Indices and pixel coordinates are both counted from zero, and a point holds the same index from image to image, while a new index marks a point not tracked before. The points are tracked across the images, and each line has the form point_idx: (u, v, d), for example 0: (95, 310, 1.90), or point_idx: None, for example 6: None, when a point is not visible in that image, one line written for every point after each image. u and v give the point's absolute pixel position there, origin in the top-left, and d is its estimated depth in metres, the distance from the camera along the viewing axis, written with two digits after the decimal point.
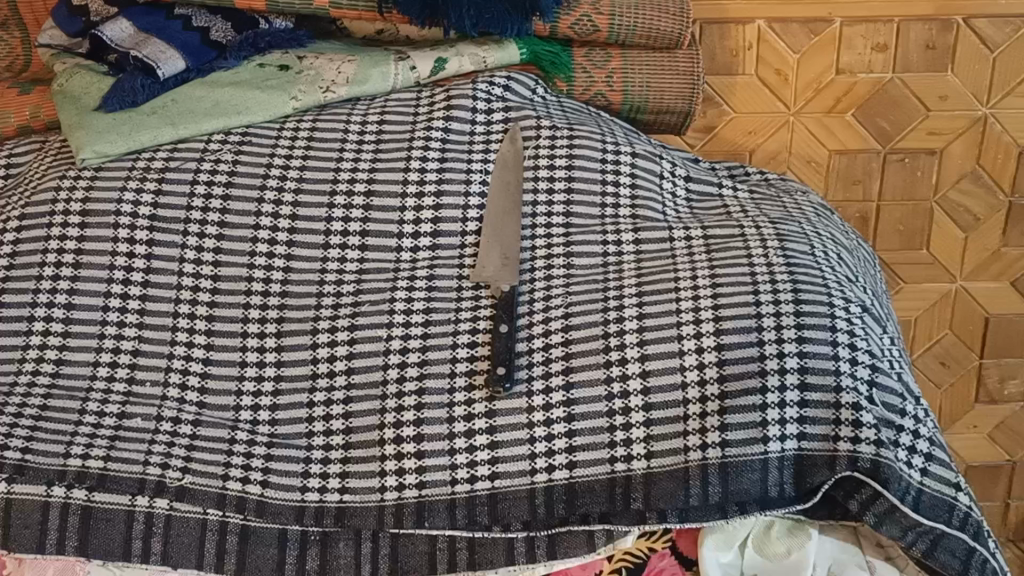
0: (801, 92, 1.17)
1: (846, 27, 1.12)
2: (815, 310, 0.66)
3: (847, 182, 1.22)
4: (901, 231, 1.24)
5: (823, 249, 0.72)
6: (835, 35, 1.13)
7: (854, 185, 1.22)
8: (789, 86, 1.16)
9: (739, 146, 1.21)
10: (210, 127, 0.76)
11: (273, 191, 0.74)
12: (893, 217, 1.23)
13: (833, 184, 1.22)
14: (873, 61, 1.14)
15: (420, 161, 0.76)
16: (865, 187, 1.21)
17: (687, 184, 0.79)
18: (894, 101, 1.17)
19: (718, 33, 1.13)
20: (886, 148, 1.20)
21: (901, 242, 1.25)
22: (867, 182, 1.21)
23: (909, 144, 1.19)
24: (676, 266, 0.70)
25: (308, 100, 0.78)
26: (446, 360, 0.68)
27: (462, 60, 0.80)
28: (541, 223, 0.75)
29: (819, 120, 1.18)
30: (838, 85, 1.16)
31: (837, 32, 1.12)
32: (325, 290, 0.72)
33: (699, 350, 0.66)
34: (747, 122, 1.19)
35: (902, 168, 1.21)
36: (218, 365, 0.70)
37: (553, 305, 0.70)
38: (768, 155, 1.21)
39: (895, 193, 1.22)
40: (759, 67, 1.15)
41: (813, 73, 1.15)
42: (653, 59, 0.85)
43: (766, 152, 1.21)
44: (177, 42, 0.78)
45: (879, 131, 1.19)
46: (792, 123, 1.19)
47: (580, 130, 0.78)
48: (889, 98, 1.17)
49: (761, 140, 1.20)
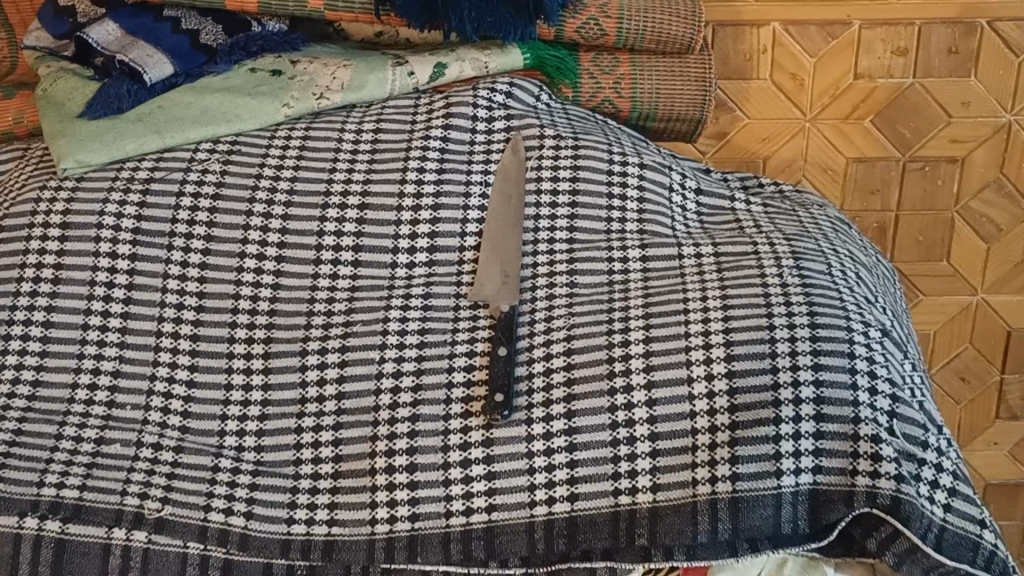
0: (817, 98, 1.15)
1: (865, 31, 1.10)
2: (832, 335, 0.63)
3: (866, 192, 1.20)
4: (920, 242, 1.23)
5: (841, 267, 0.68)
6: (853, 39, 1.10)
7: (871, 196, 1.20)
8: (806, 91, 1.15)
9: (752, 154, 1.20)
10: (198, 135, 0.73)
11: (262, 203, 0.71)
12: (913, 227, 1.22)
13: (850, 196, 1.21)
14: (893, 66, 1.12)
15: (417, 171, 0.72)
16: (882, 198, 1.20)
17: (697, 197, 0.75)
18: (914, 106, 1.14)
19: (733, 37, 1.11)
20: (906, 157, 1.18)
21: (921, 253, 1.23)
22: (884, 193, 1.20)
23: (931, 151, 1.18)
24: (684, 286, 0.67)
25: (301, 107, 0.75)
26: (442, 385, 0.65)
27: (463, 66, 0.77)
28: (543, 238, 0.71)
29: (835, 128, 1.17)
30: (857, 90, 1.14)
31: (855, 35, 1.10)
32: (316, 308, 0.69)
33: (709, 377, 0.62)
34: (761, 128, 1.17)
35: (922, 176, 1.19)
36: (202, 388, 0.66)
37: (554, 327, 0.66)
38: (784, 163, 1.20)
39: (913, 202, 1.20)
40: (773, 72, 1.13)
41: (830, 79, 1.13)
42: (663, 64, 0.82)
43: (782, 159, 1.20)
44: (165, 45, 0.74)
45: (900, 140, 1.17)
46: (807, 130, 1.17)
47: (586, 140, 0.74)
48: (909, 104, 1.14)
49: (775, 148, 1.19)
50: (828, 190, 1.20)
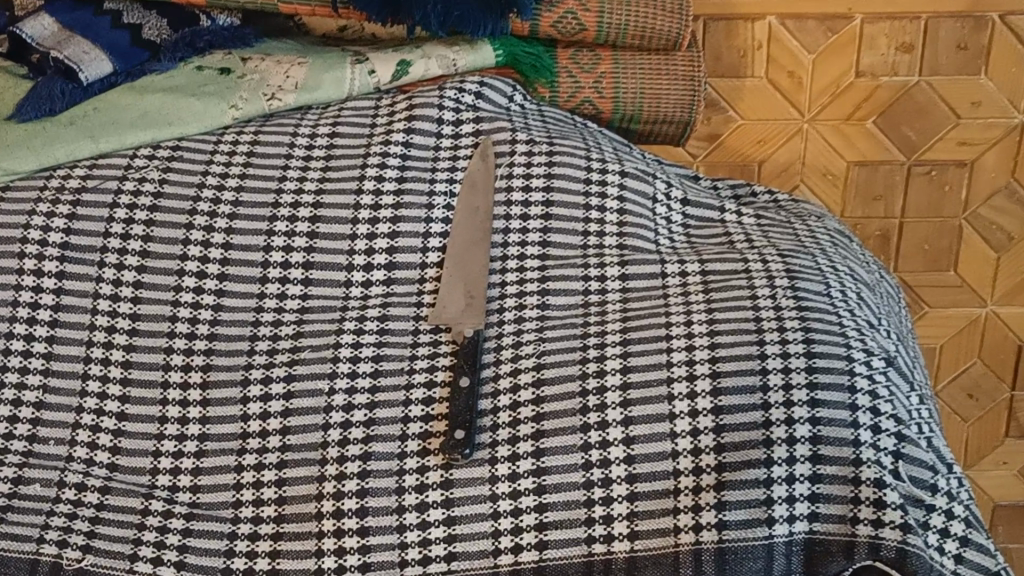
0: (816, 99, 1.10)
1: (868, 26, 1.04)
2: (830, 366, 0.56)
3: (868, 198, 1.16)
4: (926, 252, 1.19)
5: (841, 287, 0.62)
6: (855, 33, 1.05)
7: (874, 203, 1.16)
8: (804, 92, 1.10)
9: (748, 157, 1.15)
10: (136, 139, 0.67)
11: (204, 215, 0.65)
12: (917, 234, 1.18)
13: (852, 203, 1.16)
14: (898, 63, 1.07)
15: (376, 180, 0.66)
16: (887, 205, 1.16)
17: (684, 209, 0.69)
18: (920, 106, 1.10)
19: (726, 31, 1.05)
20: (910, 161, 1.14)
21: (926, 263, 1.20)
22: (889, 200, 1.16)
23: (937, 155, 1.13)
24: (667, 309, 0.60)
25: (250, 108, 0.69)
26: (397, 420, 0.58)
27: (428, 62, 0.70)
28: (513, 253, 0.65)
29: (836, 129, 1.12)
30: (858, 89, 1.09)
31: (857, 30, 1.05)
32: (260, 332, 0.62)
33: (693, 413, 0.56)
34: (756, 131, 1.12)
35: (926, 181, 1.15)
36: (133, 421, 0.60)
37: (522, 356, 0.60)
38: (780, 167, 1.15)
39: (919, 210, 1.16)
40: (769, 69, 1.08)
41: (830, 78, 1.08)
42: (648, 62, 0.75)
43: (778, 162, 1.15)
44: (102, 41, 0.68)
45: (904, 140, 1.12)
46: (805, 131, 1.12)
47: (562, 144, 0.68)
48: (914, 103, 1.10)
49: (772, 150, 1.14)
50: (827, 196, 1.16)
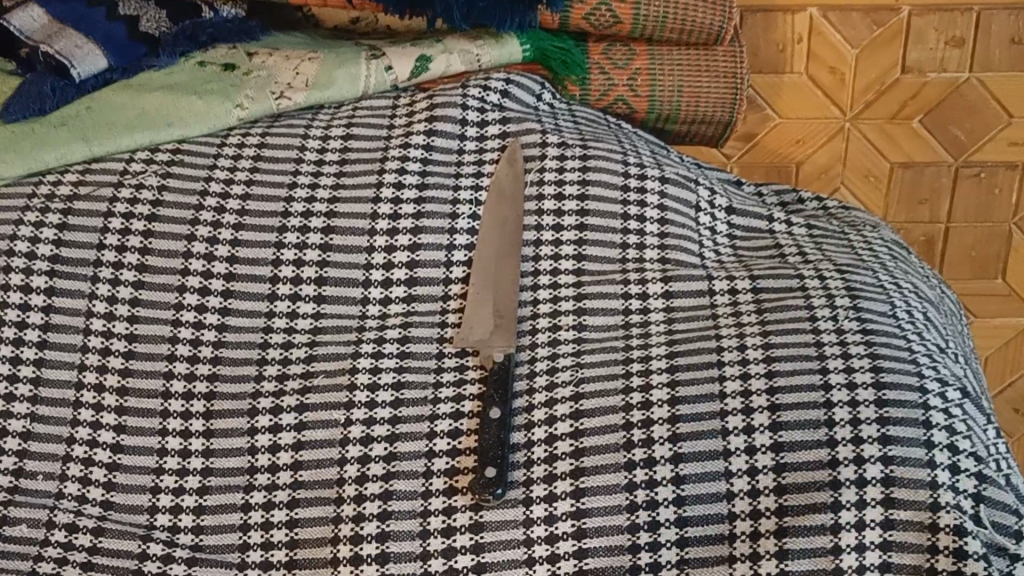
0: (859, 96, 1.09)
1: (915, 20, 1.02)
2: (902, 399, 0.50)
3: (914, 201, 1.14)
4: (973, 259, 1.17)
5: (907, 305, 0.56)
6: (901, 26, 1.03)
7: (919, 206, 1.14)
8: (847, 88, 1.09)
9: (786, 158, 1.13)
10: (131, 142, 0.61)
11: (207, 225, 0.59)
12: (966, 239, 1.15)
13: (895, 206, 1.14)
14: (945, 59, 1.05)
15: (394, 187, 0.60)
16: (932, 208, 1.13)
17: (729, 218, 0.63)
18: (967, 104, 1.08)
19: (766, 24, 1.04)
20: (959, 161, 1.11)
21: (972, 270, 1.17)
22: (935, 202, 1.13)
23: (985, 156, 1.11)
24: (717, 332, 0.55)
25: (256, 108, 0.63)
26: (420, 455, 0.53)
27: (450, 57, 0.64)
28: (545, 268, 0.59)
29: (880, 128, 1.10)
30: (904, 86, 1.07)
31: (904, 22, 1.03)
32: (269, 355, 0.56)
33: (749, 450, 0.50)
34: (793, 130, 1.11)
35: (977, 182, 1.12)
36: (129, 454, 0.54)
37: (558, 384, 0.54)
38: (819, 169, 1.14)
39: (966, 213, 1.14)
40: (810, 65, 1.07)
41: (872, 74, 1.07)
42: (686, 57, 0.70)
43: (817, 164, 1.13)
44: (96, 33, 0.62)
45: (952, 140, 1.10)
46: (847, 131, 1.11)
47: (597, 147, 0.62)
48: (963, 102, 1.08)
49: (811, 150, 1.12)
50: (870, 197, 1.14)
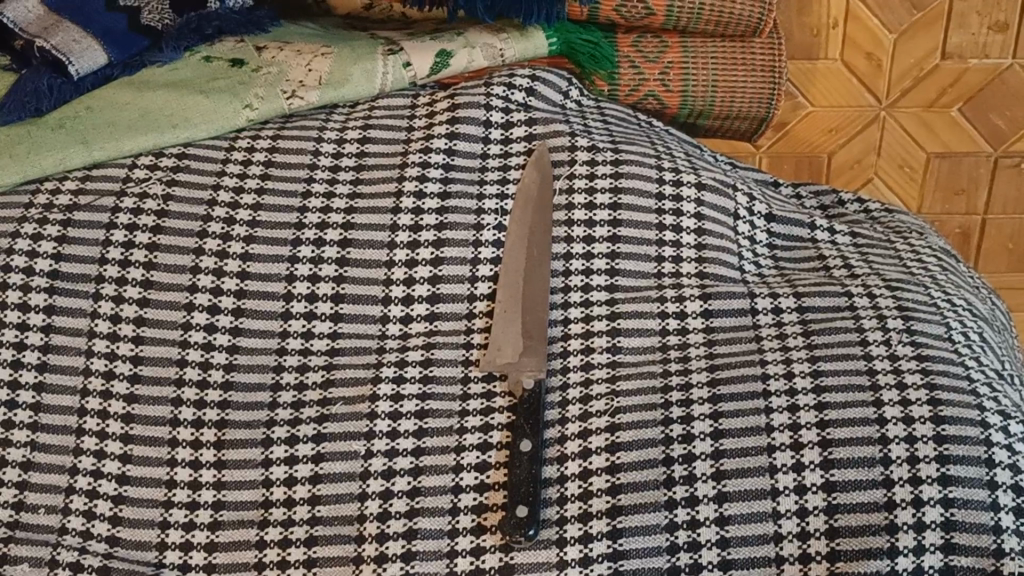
0: (896, 83, 1.13)
1: (957, 5, 1.08)
2: (962, 434, 0.47)
3: (950, 193, 1.16)
4: (1009, 250, 1.18)
5: (963, 327, 0.53)
6: (942, 11, 1.08)
7: (955, 197, 1.16)
8: (883, 77, 1.12)
9: (817, 148, 1.16)
10: (135, 147, 0.57)
11: (216, 237, 0.55)
12: (1002, 231, 1.17)
13: (929, 196, 1.16)
14: (988, 44, 1.10)
15: (415, 197, 0.56)
16: (968, 198, 1.16)
17: (769, 226, 0.59)
18: (1008, 91, 1.12)
19: (798, 10, 1.09)
20: (998, 152, 1.14)
21: (1007, 264, 1.19)
22: (971, 193, 1.16)
23: None
24: (762, 356, 0.51)
25: (266, 108, 0.59)
26: (446, 490, 0.50)
27: (472, 53, 0.61)
28: (576, 284, 0.55)
29: (919, 116, 1.14)
30: (943, 72, 1.11)
31: (945, 7, 1.08)
32: (283, 379, 0.53)
33: (799, 490, 0.47)
34: (827, 118, 1.14)
35: (1015, 173, 1.15)
36: (135, 486, 0.52)
37: (592, 414, 0.51)
38: (852, 158, 1.16)
39: (1003, 205, 1.16)
40: (844, 51, 1.11)
41: (911, 61, 1.11)
42: (720, 49, 0.66)
43: (850, 154, 1.16)
44: (94, 26, 0.57)
45: (992, 129, 1.13)
46: (883, 119, 1.14)
47: (630, 151, 0.58)
48: (1003, 89, 1.12)
49: (845, 139, 1.15)
50: (905, 189, 1.16)
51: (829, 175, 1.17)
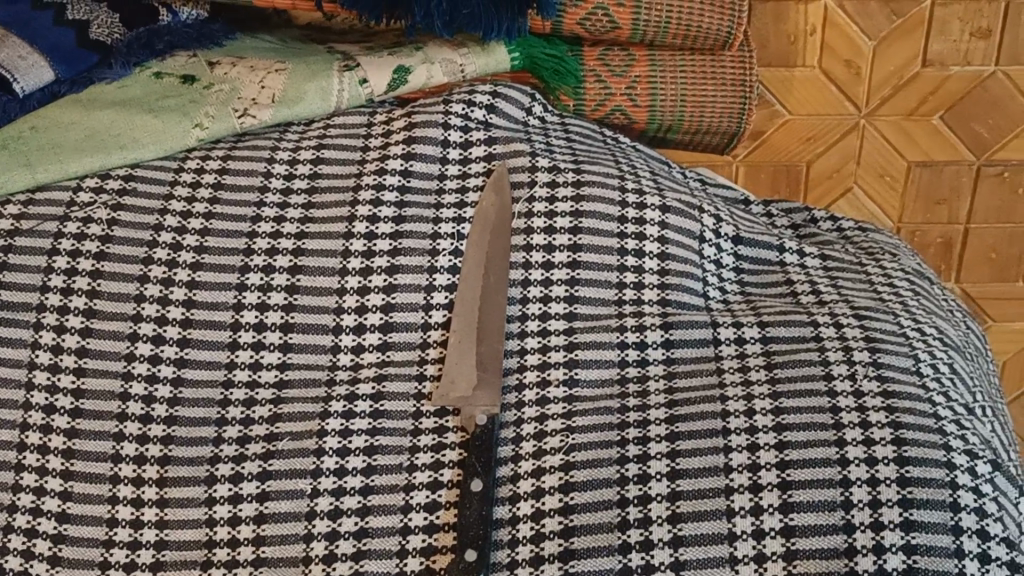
0: (876, 90, 1.14)
1: (938, 11, 1.08)
2: (927, 476, 0.45)
3: (931, 202, 1.17)
4: (993, 261, 1.18)
5: (933, 358, 0.51)
6: (924, 18, 1.08)
7: (937, 206, 1.17)
8: (863, 82, 1.13)
9: (795, 156, 1.17)
10: (80, 169, 0.55)
11: (161, 264, 0.54)
12: (986, 240, 1.17)
13: (911, 206, 1.17)
14: (971, 51, 1.10)
15: (368, 222, 0.54)
16: (951, 208, 1.16)
17: (736, 249, 0.57)
18: (992, 97, 1.12)
19: (776, 17, 1.10)
20: (982, 160, 1.14)
21: (991, 274, 1.19)
22: (953, 202, 1.16)
23: (1011, 154, 1.14)
24: (723, 391, 0.49)
25: (218, 128, 0.57)
26: (394, 531, 0.49)
27: (431, 68, 0.58)
28: (533, 312, 0.53)
29: (898, 123, 1.15)
30: (925, 80, 1.12)
31: (926, 15, 1.08)
32: (229, 414, 0.52)
33: (757, 534, 0.45)
34: (805, 126, 1.16)
35: (1000, 182, 1.15)
36: (76, 524, 0.50)
37: (546, 451, 0.49)
38: (831, 167, 1.17)
39: (987, 214, 1.16)
40: (824, 58, 1.12)
41: (890, 69, 1.12)
42: (689, 62, 0.64)
43: (829, 162, 1.17)
44: (42, 42, 0.53)
45: (976, 136, 1.14)
46: (862, 126, 1.15)
47: (592, 172, 0.56)
48: (986, 95, 1.12)
49: (824, 147, 1.16)
50: (884, 197, 1.17)
51: (808, 183, 1.18)
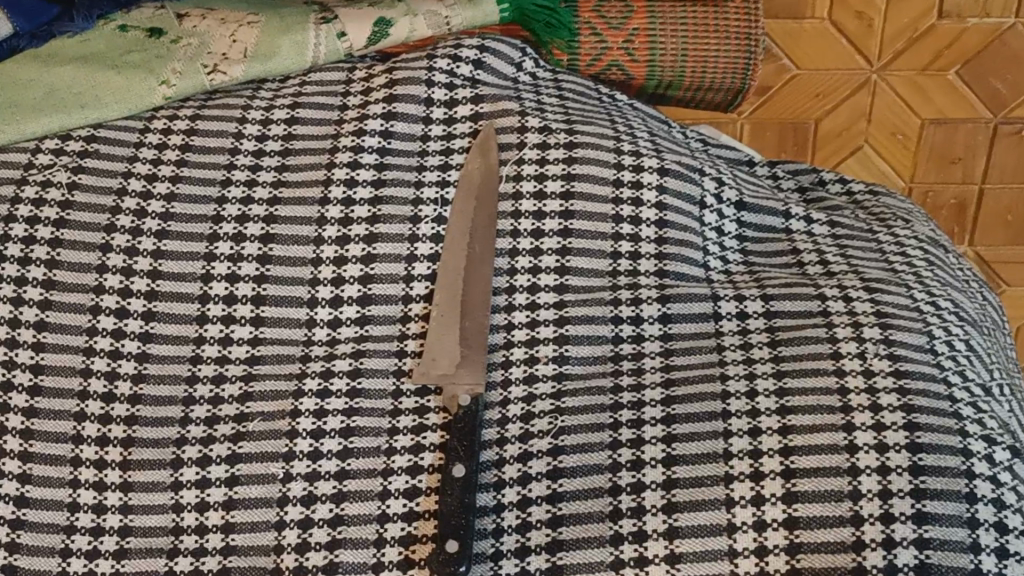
0: (888, 45, 1.09)
1: None
2: (941, 464, 0.42)
3: (944, 160, 1.13)
4: (1007, 222, 1.15)
5: (949, 335, 0.47)
6: None
7: (951, 165, 1.13)
8: (875, 36, 1.09)
9: (804, 113, 1.12)
10: (39, 128, 0.51)
11: (124, 232, 0.50)
12: (1001, 200, 1.14)
13: (924, 165, 1.13)
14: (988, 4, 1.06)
15: (345, 187, 0.51)
16: (965, 166, 1.13)
17: (739, 215, 0.54)
18: (1008, 53, 1.08)
19: None
20: (998, 118, 1.11)
21: (1005, 237, 1.17)
22: (968, 161, 1.13)
23: None
24: (723, 370, 0.46)
25: (184, 85, 0.52)
26: (372, 519, 0.46)
27: (415, 21, 0.54)
28: (522, 284, 0.50)
29: (911, 79, 1.10)
30: (941, 33, 1.08)
31: None
32: (196, 393, 0.48)
33: (760, 525, 0.42)
34: (814, 83, 1.11)
35: (1016, 140, 1.12)
36: (34, 509, 0.47)
37: (534, 434, 0.46)
38: (840, 125, 1.13)
39: (1001, 172, 1.13)
40: (833, 10, 1.07)
41: (905, 21, 1.08)
42: (691, 15, 0.59)
43: (838, 120, 1.13)
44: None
45: (992, 94, 1.10)
46: (874, 82, 1.11)
47: (586, 133, 0.52)
48: (1003, 51, 1.08)
49: (833, 104, 1.12)
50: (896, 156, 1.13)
51: (818, 141, 1.14)
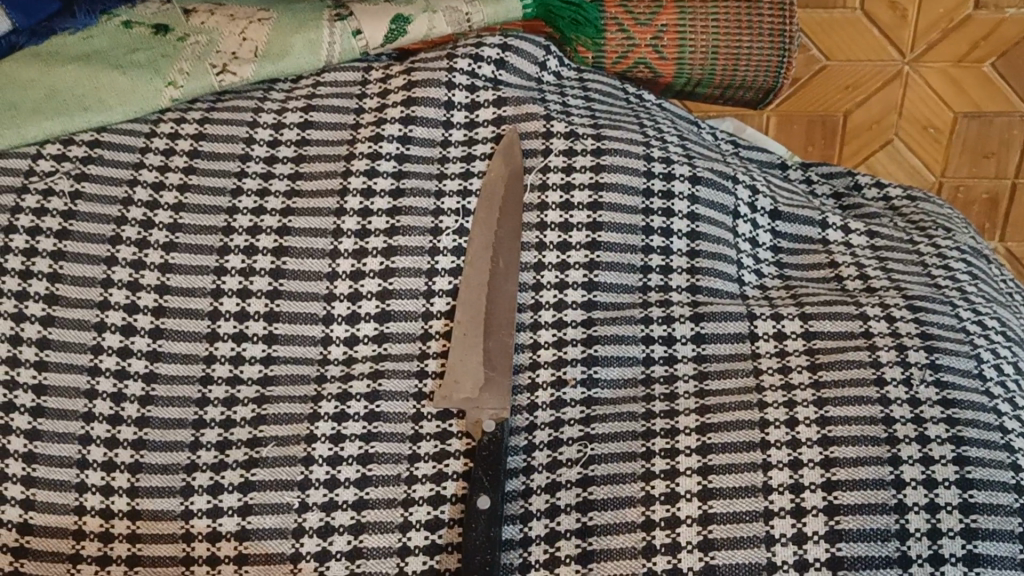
0: (921, 35, 1.09)
1: None
2: (993, 502, 0.41)
3: (979, 154, 1.12)
4: None
5: (999, 358, 0.45)
6: None
7: (984, 160, 1.12)
8: (908, 27, 1.09)
9: (833, 106, 1.13)
10: (37, 134, 0.48)
11: (130, 245, 0.47)
12: None
13: (956, 159, 1.13)
14: None
15: (362, 198, 0.49)
16: (999, 161, 1.12)
17: (773, 224, 0.51)
18: None
19: None
20: None
21: None
22: (1002, 155, 1.11)
23: None
24: (761, 396, 0.44)
25: (193, 87, 0.49)
26: (391, 552, 0.44)
27: (435, 19, 0.51)
28: (547, 300, 0.47)
29: (944, 70, 1.10)
30: (976, 23, 1.08)
31: None
32: (207, 416, 0.46)
33: (800, 565, 0.41)
34: (844, 75, 1.12)
35: None
36: (40, 536, 0.44)
37: (563, 464, 0.44)
38: (871, 118, 1.13)
39: None
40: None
41: (939, 12, 1.08)
42: (723, 11, 0.57)
43: (868, 113, 1.13)
44: None
45: None
46: (905, 74, 1.11)
47: (614, 138, 0.50)
48: None
49: (863, 96, 1.12)
50: (926, 150, 1.13)
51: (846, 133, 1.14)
